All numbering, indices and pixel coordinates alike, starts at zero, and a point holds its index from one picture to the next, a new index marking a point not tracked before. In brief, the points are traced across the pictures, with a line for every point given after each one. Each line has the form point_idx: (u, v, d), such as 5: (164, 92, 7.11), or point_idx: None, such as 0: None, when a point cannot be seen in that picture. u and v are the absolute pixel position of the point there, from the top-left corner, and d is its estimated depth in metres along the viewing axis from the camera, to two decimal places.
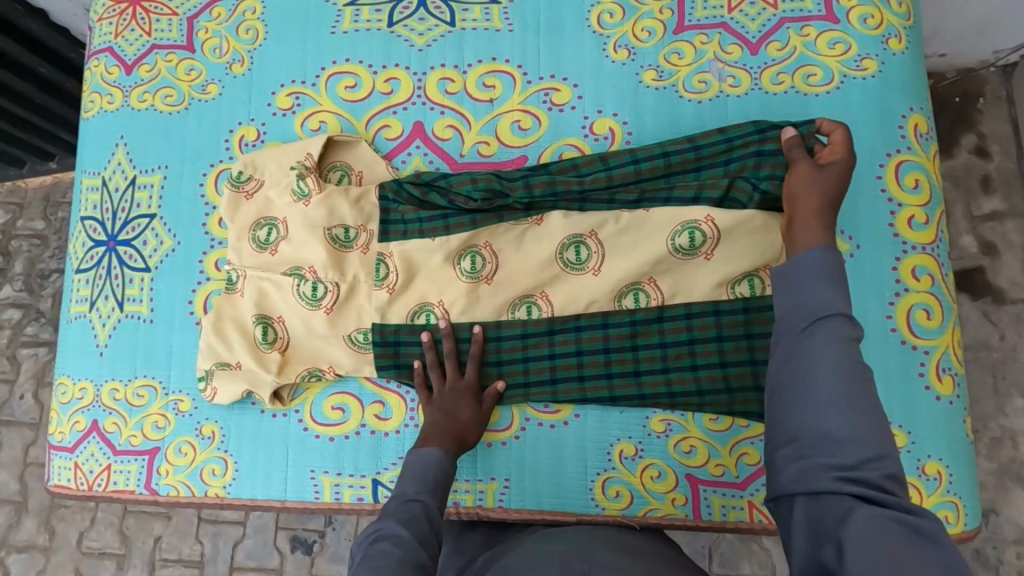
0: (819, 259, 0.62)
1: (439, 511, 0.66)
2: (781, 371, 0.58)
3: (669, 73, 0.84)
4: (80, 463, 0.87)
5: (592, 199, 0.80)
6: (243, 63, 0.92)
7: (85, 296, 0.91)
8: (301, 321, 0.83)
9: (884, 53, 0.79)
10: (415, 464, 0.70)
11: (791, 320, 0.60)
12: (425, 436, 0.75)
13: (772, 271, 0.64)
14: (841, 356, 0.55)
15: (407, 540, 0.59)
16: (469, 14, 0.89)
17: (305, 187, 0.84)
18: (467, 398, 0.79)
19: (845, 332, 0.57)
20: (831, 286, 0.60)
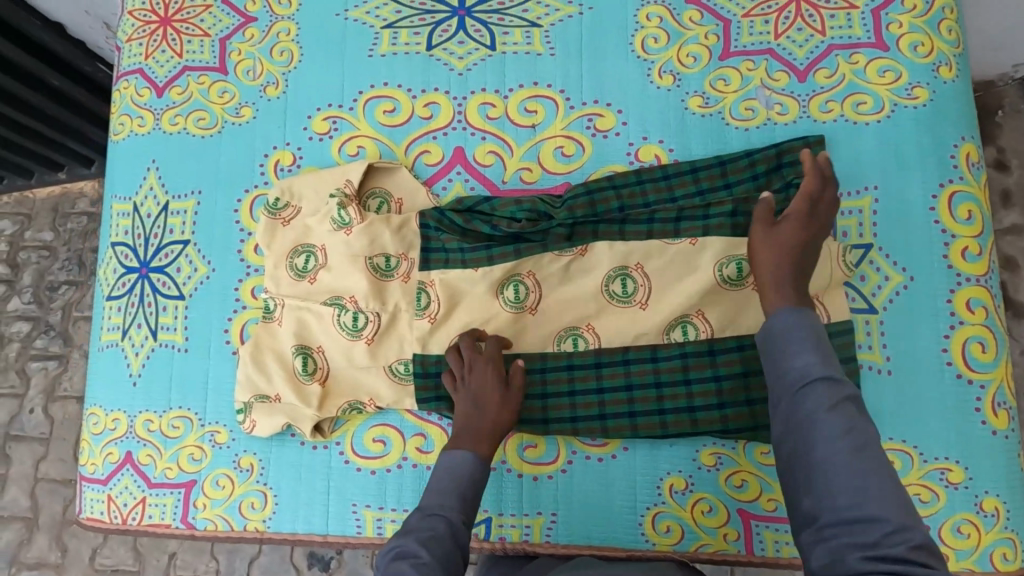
0: (790, 319, 0.60)
1: (465, 525, 0.65)
2: (784, 449, 0.55)
3: (715, 100, 0.83)
4: (113, 496, 0.85)
5: (632, 226, 0.79)
6: (278, 85, 0.90)
7: (117, 324, 0.89)
8: (343, 352, 0.82)
9: (935, 82, 0.78)
10: (442, 474, 0.69)
11: (778, 391, 0.58)
12: (457, 438, 0.72)
13: (756, 339, 0.62)
14: (835, 422, 0.53)
15: (427, 562, 0.59)
16: (510, 37, 0.87)
17: (346, 216, 0.82)
18: (493, 384, 0.75)
19: (833, 393, 0.54)
20: (812, 345, 0.58)
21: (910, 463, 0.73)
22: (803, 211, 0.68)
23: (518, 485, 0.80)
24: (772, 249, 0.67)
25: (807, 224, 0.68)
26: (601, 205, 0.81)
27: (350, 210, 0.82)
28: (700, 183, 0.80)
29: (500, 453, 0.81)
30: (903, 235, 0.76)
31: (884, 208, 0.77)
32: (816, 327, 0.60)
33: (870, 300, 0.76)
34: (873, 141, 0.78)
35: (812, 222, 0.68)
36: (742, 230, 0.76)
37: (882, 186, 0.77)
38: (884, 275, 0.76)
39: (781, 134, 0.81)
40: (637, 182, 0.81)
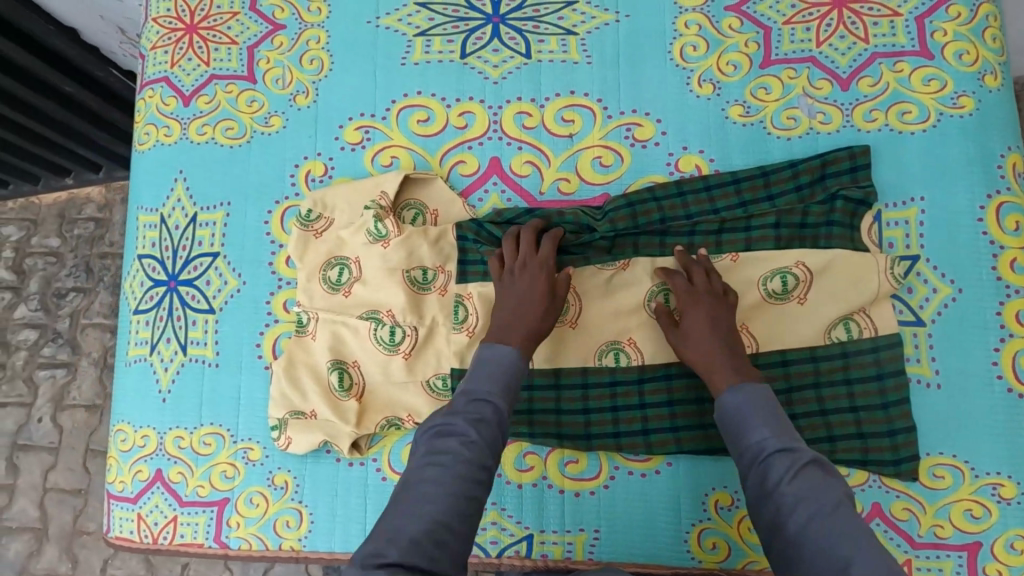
0: (736, 399, 0.65)
1: (510, 409, 0.65)
2: (765, 526, 0.58)
3: (756, 109, 0.82)
4: (143, 514, 0.83)
5: (672, 238, 0.79)
6: (308, 94, 0.89)
7: (145, 338, 0.87)
8: (379, 366, 0.80)
9: (981, 91, 0.77)
10: (490, 359, 0.67)
11: (744, 469, 0.62)
12: (500, 332, 0.71)
13: (718, 427, 0.67)
14: (801, 488, 0.57)
15: (473, 444, 0.59)
16: (546, 45, 0.86)
17: (382, 228, 0.81)
18: (540, 287, 0.74)
19: (792, 462, 0.59)
20: (766, 421, 0.63)
21: (960, 478, 0.72)
22: (682, 289, 0.74)
23: (559, 501, 0.79)
24: (687, 339, 0.72)
25: (705, 299, 0.73)
26: (643, 217, 0.80)
27: (385, 222, 0.81)
28: (743, 196, 0.79)
29: (541, 468, 0.80)
30: (950, 246, 0.75)
31: (931, 219, 0.76)
32: (768, 403, 0.65)
33: (917, 312, 0.75)
34: (918, 151, 0.77)
35: (709, 296, 0.74)
36: (784, 242, 0.77)
37: (928, 196, 0.77)
38: (932, 287, 0.75)
39: (824, 143, 0.80)
40: (678, 195, 0.81)
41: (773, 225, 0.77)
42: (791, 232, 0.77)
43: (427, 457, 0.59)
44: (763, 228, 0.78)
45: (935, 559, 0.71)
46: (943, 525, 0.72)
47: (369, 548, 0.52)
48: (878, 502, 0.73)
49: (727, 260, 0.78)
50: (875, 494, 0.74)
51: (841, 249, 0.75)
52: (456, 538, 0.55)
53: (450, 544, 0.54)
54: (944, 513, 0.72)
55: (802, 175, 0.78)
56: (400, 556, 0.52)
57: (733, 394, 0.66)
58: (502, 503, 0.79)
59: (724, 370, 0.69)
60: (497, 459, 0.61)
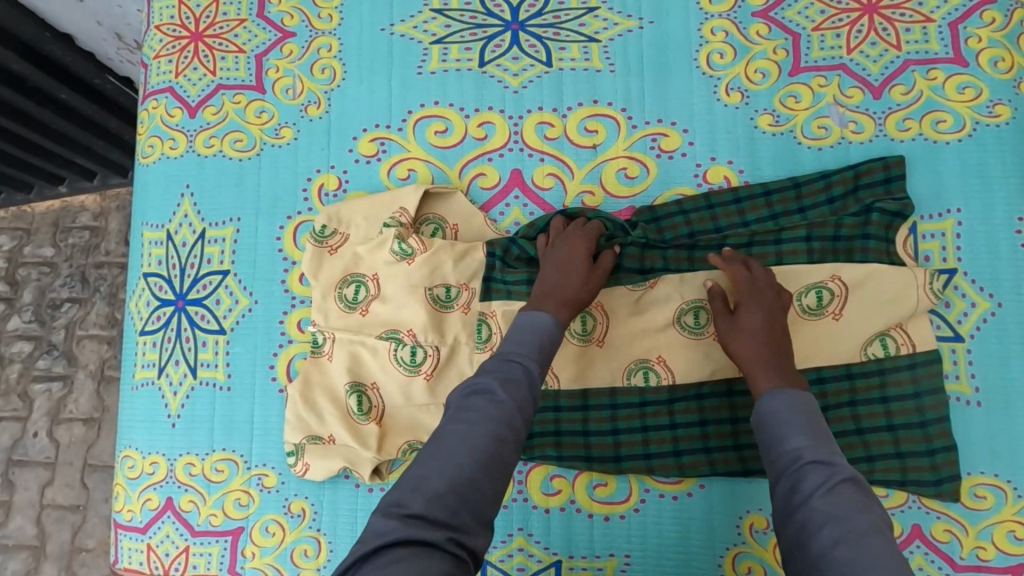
0: (774, 403, 0.62)
1: (542, 377, 0.61)
2: (789, 537, 0.54)
3: (786, 118, 0.79)
4: (154, 545, 0.80)
5: (702, 251, 0.77)
6: (320, 104, 0.86)
7: (152, 360, 0.84)
8: (400, 388, 0.77)
9: (1018, 99, 0.75)
10: (522, 327, 0.65)
11: (773, 479, 0.58)
12: (538, 304, 0.69)
13: (753, 432, 0.63)
14: (832, 503, 0.52)
15: (504, 401, 0.56)
16: (567, 53, 0.83)
17: (407, 247, 0.78)
18: (581, 265, 0.73)
19: (826, 476, 0.55)
20: (808, 432, 0.59)
21: (1002, 499, 0.70)
22: (745, 284, 0.71)
23: (588, 525, 0.76)
24: (735, 337, 0.70)
25: (764, 296, 0.70)
26: (666, 228, 0.79)
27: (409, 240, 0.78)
28: (773, 208, 0.77)
29: (568, 492, 0.77)
30: (988, 260, 0.73)
31: (968, 232, 0.74)
32: (813, 416, 0.61)
33: (956, 327, 0.73)
34: (954, 160, 0.75)
35: (759, 293, 0.71)
36: (817, 255, 0.74)
37: (966, 208, 0.74)
38: (970, 301, 0.73)
39: (856, 153, 0.77)
40: (706, 208, 0.78)
41: (803, 238, 0.75)
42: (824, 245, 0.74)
43: (456, 412, 0.55)
44: (793, 241, 0.75)
45: None
46: (986, 546, 0.70)
47: (392, 499, 0.49)
48: (917, 523, 0.71)
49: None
50: (915, 515, 0.71)
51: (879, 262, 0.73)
52: (482, 495, 0.51)
53: (476, 500, 0.50)
54: (986, 534, 0.70)
55: (835, 186, 0.76)
56: (424, 508, 0.48)
57: (772, 398, 0.63)
58: (528, 528, 0.77)
59: (767, 374, 0.66)
60: (528, 422, 0.57)
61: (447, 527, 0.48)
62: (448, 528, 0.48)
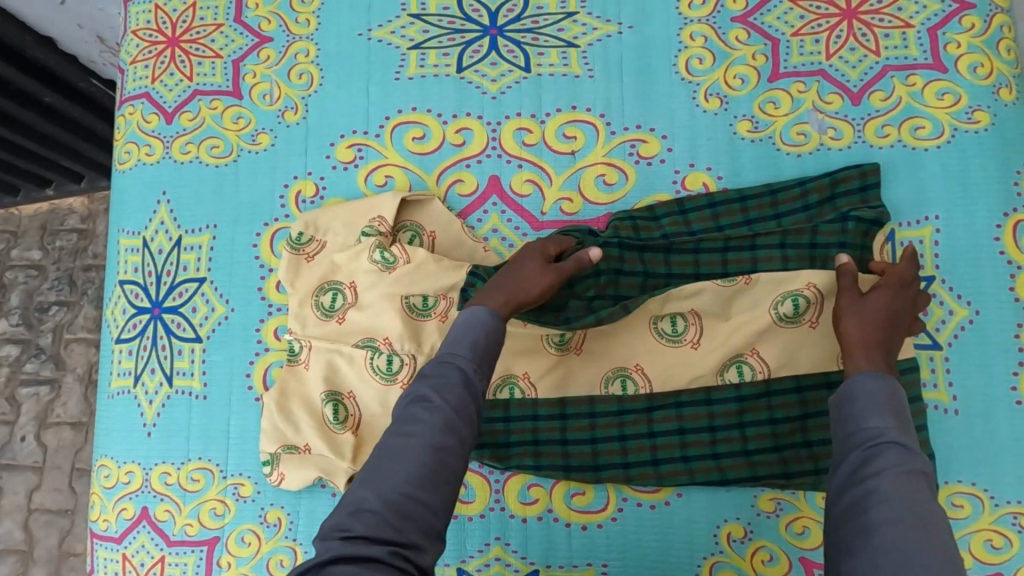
0: (868, 381, 0.58)
1: (482, 373, 0.59)
2: (842, 507, 0.51)
3: (765, 124, 0.79)
4: (129, 555, 0.79)
5: (677, 255, 0.76)
6: (297, 110, 0.85)
7: (128, 368, 0.83)
8: (377, 397, 0.76)
9: (997, 105, 0.75)
10: (459, 324, 0.62)
11: (841, 449, 0.55)
12: (482, 296, 0.67)
13: (832, 398, 0.59)
14: (903, 485, 0.49)
15: (438, 409, 0.55)
16: (546, 58, 0.83)
17: (389, 256, 0.77)
18: (534, 262, 0.70)
19: (905, 461, 0.51)
20: (895, 416, 0.55)
21: (980, 508, 0.69)
22: (896, 283, 0.68)
23: (565, 535, 0.76)
24: (857, 311, 0.65)
25: (905, 299, 0.67)
26: (643, 232, 0.77)
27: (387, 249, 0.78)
28: (749, 214, 0.76)
29: (546, 501, 0.77)
30: (967, 267, 0.73)
31: (946, 239, 0.74)
32: (901, 404, 0.56)
33: (934, 335, 0.73)
34: (933, 166, 0.75)
35: (902, 297, 0.67)
36: (793, 263, 0.73)
37: (945, 215, 0.74)
38: (948, 309, 0.73)
39: (836, 160, 0.77)
40: (681, 214, 0.78)
41: (777, 245, 0.74)
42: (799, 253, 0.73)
43: (393, 428, 0.55)
44: (767, 244, 0.74)
45: None
46: (963, 556, 0.69)
47: (334, 523, 0.50)
48: None
49: (742, 281, 0.73)
50: None
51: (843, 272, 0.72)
52: (426, 508, 0.52)
53: (420, 515, 0.51)
54: (964, 544, 0.69)
55: (811, 193, 0.75)
56: (365, 529, 0.49)
57: (867, 377, 0.58)
58: (506, 537, 0.76)
59: (865, 356, 0.61)
60: (470, 424, 0.57)
61: (390, 544, 0.49)
62: (392, 544, 0.49)
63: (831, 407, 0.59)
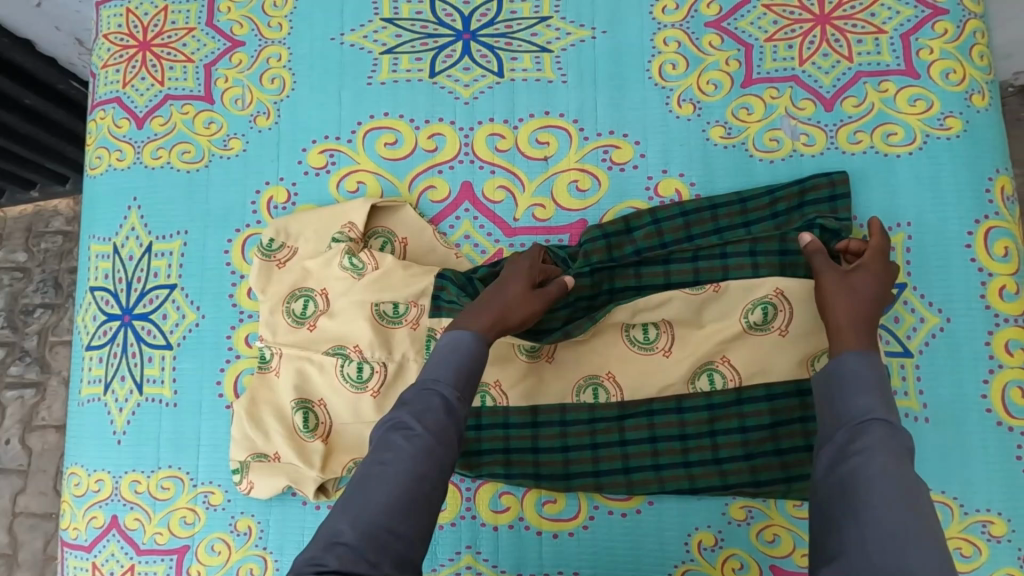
0: (852, 361, 0.58)
1: (464, 399, 0.60)
2: (831, 482, 0.52)
3: (738, 130, 0.78)
4: (98, 564, 0.79)
5: (648, 268, 0.75)
6: (269, 115, 0.84)
7: (98, 376, 0.83)
8: (346, 405, 0.76)
9: (969, 111, 0.75)
10: (443, 347, 0.63)
11: (830, 430, 0.56)
12: (461, 320, 0.66)
13: (815, 377, 0.60)
14: (890, 459, 0.50)
15: (419, 436, 0.55)
16: (519, 63, 0.82)
17: (358, 262, 0.77)
18: (518, 286, 0.69)
19: (890, 436, 0.52)
20: (879, 394, 0.55)
21: (950, 516, 0.69)
22: (874, 263, 0.67)
23: (536, 544, 0.75)
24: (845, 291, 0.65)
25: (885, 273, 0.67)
26: (616, 249, 0.77)
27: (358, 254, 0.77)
28: (719, 224, 0.76)
29: (518, 509, 0.76)
30: (938, 274, 0.73)
31: (917, 246, 0.73)
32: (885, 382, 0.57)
33: (905, 342, 0.72)
34: (904, 172, 0.75)
35: (887, 273, 0.67)
36: (763, 270, 0.73)
37: (916, 222, 0.74)
38: (919, 316, 0.72)
39: (809, 166, 0.77)
40: (653, 224, 0.77)
41: (748, 252, 0.73)
42: (770, 259, 0.73)
43: (371, 456, 0.55)
44: (738, 253, 0.73)
45: None
46: None
47: (307, 558, 0.48)
48: None
49: (710, 290, 0.73)
50: None
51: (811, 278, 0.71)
52: (402, 539, 0.50)
53: (396, 546, 0.50)
54: None
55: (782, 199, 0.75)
56: (339, 563, 0.47)
57: (854, 358, 0.58)
58: (476, 546, 0.76)
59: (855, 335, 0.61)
60: (450, 451, 0.57)
61: None
62: None
63: (815, 386, 0.60)
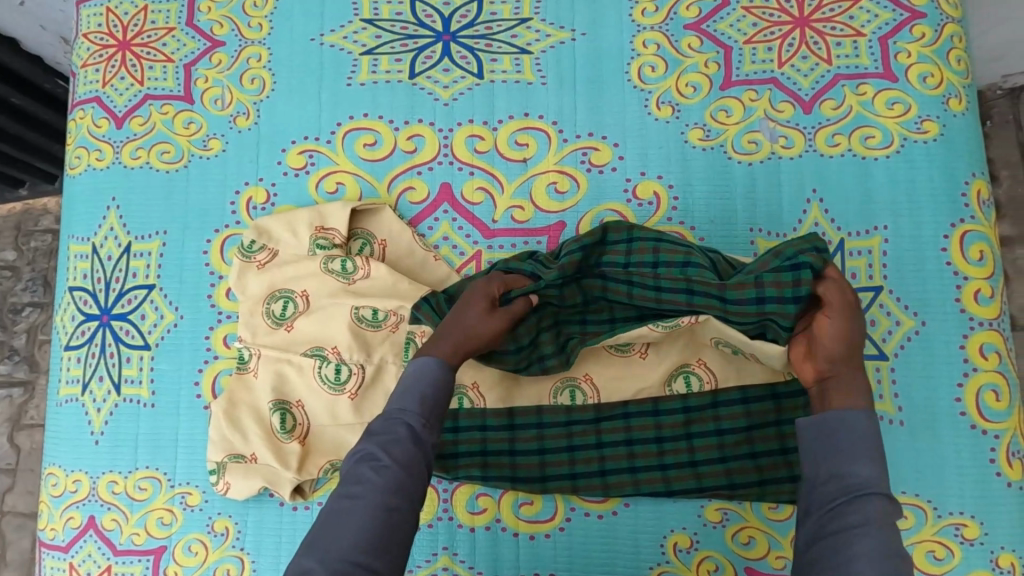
0: (854, 420, 0.57)
1: (432, 427, 0.60)
2: (819, 550, 0.52)
3: (717, 132, 0.78)
4: (75, 564, 0.79)
5: (613, 283, 0.74)
6: (249, 115, 0.84)
7: (77, 376, 0.82)
8: (324, 407, 0.76)
9: (946, 115, 0.75)
10: (410, 374, 0.63)
11: (821, 490, 0.55)
12: (428, 342, 0.66)
13: (807, 424, 0.59)
14: (882, 538, 0.50)
15: (386, 469, 0.56)
16: (499, 65, 0.82)
17: (347, 266, 0.77)
18: (478, 305, 0.68)
19: (884, 511, 0.52)
20: (876, 460, 0.55)
21: (923, 519, 0.69)
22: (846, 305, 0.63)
23: (513, 544, 0.75)
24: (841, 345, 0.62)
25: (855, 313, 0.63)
26: (590, 258, 0.74)
27: (337, 260, 0.78)
28: (691, 256, 0.70)
29: (495, 510, 0.76)
30: (914, 276, 0.73)
31: (894, 249, 0.74)
32: (878, 445, 0.56)
33: (881, 346, 0.73)
34: (880, 176, 0.75)
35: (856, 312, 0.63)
36: (733, 315, 0.68)
37: (893, 225, 0.74)
38: (895, 320, 0.73)
39: (787, 169, 0.77)
40: (626, 242, 0.74)
41: (753, 300, 0.67)
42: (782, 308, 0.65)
43: (339, 492, 0.56)
44: (741, 303, 0.68)
45: None
46: None
47: None
48: None
49: (686, 323, 0.70)
50: None
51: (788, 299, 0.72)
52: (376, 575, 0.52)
53: None
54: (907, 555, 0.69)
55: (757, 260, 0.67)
56: None
57: (849, 414, 0.58)
58: (453, 547, 0.76)
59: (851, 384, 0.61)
60: (419, 481, 0.57)
61: None
62: None
63: (805, 435, 0.59)
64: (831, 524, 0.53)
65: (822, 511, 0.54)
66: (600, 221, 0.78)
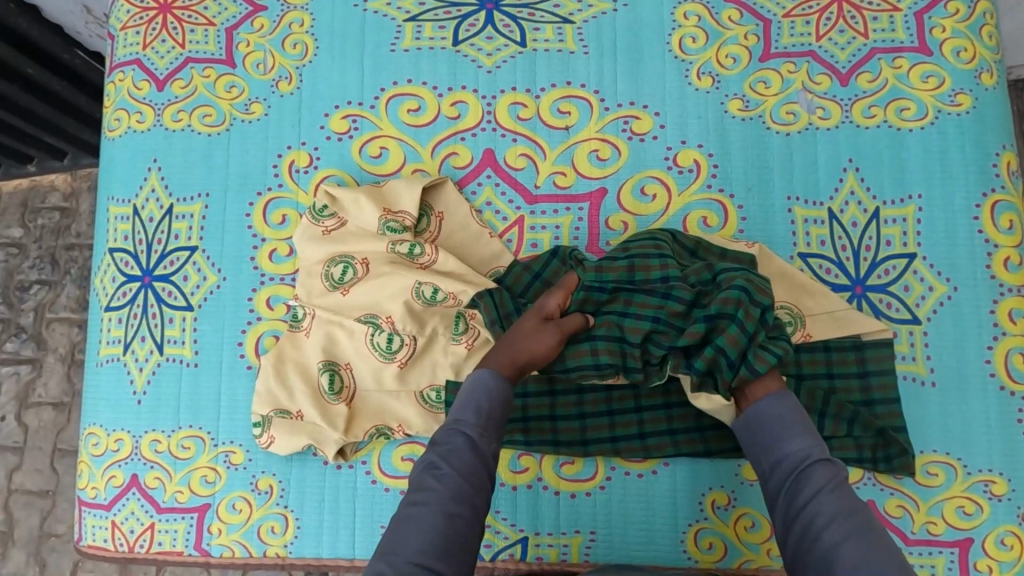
0: (774, 406, 0.63)
1: (489, 438, 0.62)
2: (795, 530, 0.55)
3: (756, 103, 0.80)
4: (118, 522, 0.79)
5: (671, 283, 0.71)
6: (291, 80, 0.85)
7: (118, 337, 0.83)
8: (372, 372, 0.77)
9: (978, 89, 0.77)
10: (466, 387, 0.64)
11: (772, 479, 0.59)
12: (487, 355, 0.68)
13: (743, 420, 0.63)
14: (839, 501, 0.54)
15: (446, 476, 0.58)
16: (541, 33, 0.83)
17: (417, 249, 0.78)
18: (531, 319, 0.70)
19: (832, 478, 0.57)
20: (806, 432, 0.60)
21: (953, 476, 0.72)
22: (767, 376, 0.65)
23: (554, 501, 0.77)
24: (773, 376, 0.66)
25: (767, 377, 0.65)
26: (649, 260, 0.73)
27: (405, 243, 0.78)
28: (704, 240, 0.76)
29: (535, 470, 0.78)
30: (946, 244, 0.75)
31: (927, 218, 0.76)
32: (802, 417, 0.62)
33: (913, 310, 0.75)
34: (915, 147, 0.77)
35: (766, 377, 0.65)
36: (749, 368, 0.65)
37: (926, 194, 0.76)
38: (928, 285, 0.75)
39: (823, 139, 0.79)
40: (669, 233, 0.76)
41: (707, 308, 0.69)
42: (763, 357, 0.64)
43: (404, 499, 0.58)
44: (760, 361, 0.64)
45: (928, 555, 0.71)
46: (936, 522, 0.71)
47: None
48: (872, 500, 0.73)
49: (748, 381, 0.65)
50: (870, 492, 0.73)
51: (820, 287, 0.75)
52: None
53: None
54: (937, 510, 0.72)
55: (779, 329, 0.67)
56: None
57: (772, 401, 0.63)
58: (495, 506, 0.77)
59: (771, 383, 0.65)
60: (479, 488, 0.59)
61: None
62: None
63: (745, 429, 0.63)
64: (797, 501, 0.56)
65: (782, 493, 0.58)
66: (641, 187, 0.80)
